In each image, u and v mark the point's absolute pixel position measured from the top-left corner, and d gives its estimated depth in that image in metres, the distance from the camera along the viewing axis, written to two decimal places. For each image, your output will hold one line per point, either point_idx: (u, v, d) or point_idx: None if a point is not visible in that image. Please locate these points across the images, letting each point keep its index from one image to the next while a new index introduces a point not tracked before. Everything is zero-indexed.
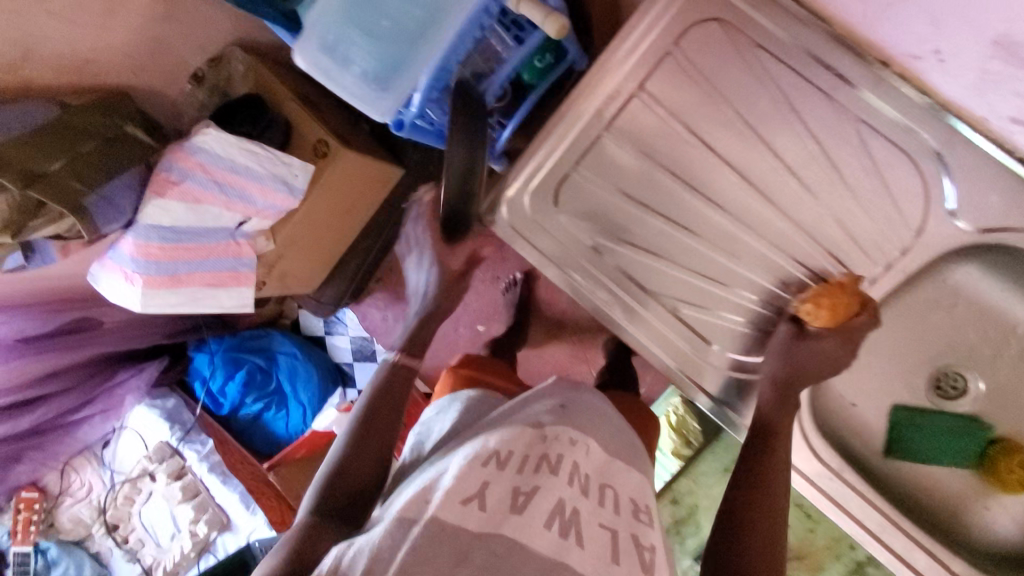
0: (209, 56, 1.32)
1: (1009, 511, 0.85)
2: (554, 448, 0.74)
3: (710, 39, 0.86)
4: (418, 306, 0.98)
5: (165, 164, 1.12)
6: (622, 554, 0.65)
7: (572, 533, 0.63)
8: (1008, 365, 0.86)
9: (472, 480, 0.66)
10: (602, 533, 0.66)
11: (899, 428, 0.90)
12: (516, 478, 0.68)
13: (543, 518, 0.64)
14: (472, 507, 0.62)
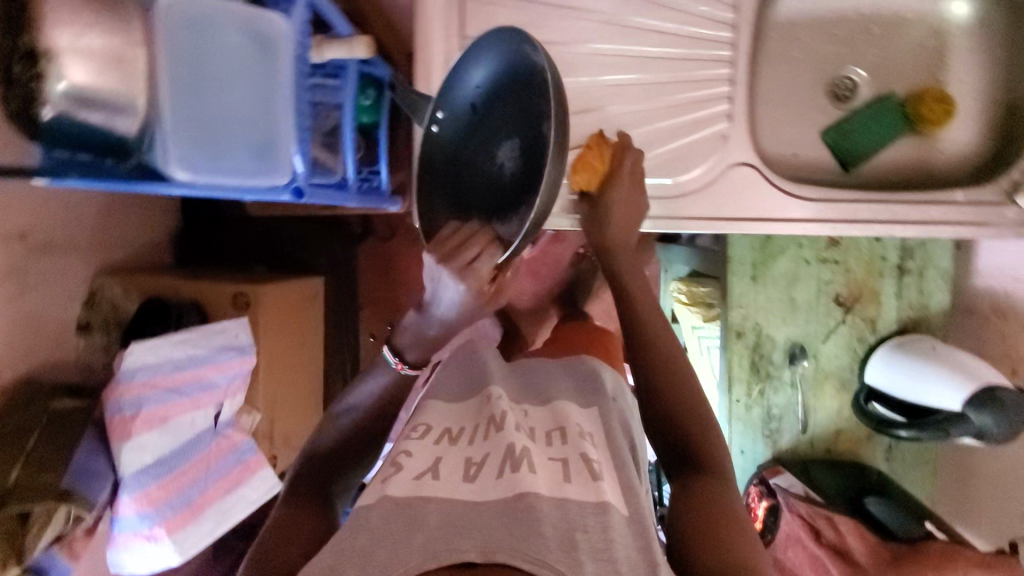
0: (81, 300, 1.26)
1: (957, 136, 0.93)
2: (497, 406, 0.72)
3: None
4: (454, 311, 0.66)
5: (110, 408, 1.05)
6: (573, 473, 0.64)
7: (521, 465, 0.61)
8: (869, 51, 0.96)
9: (422, 458, 0.66)
10: (554, 463, 0.64)
11: (841, 145, 0.96)
12: (466, 450, 0.67)
13: (492, 473, 0.62)
14: (425, 479, 0.63)
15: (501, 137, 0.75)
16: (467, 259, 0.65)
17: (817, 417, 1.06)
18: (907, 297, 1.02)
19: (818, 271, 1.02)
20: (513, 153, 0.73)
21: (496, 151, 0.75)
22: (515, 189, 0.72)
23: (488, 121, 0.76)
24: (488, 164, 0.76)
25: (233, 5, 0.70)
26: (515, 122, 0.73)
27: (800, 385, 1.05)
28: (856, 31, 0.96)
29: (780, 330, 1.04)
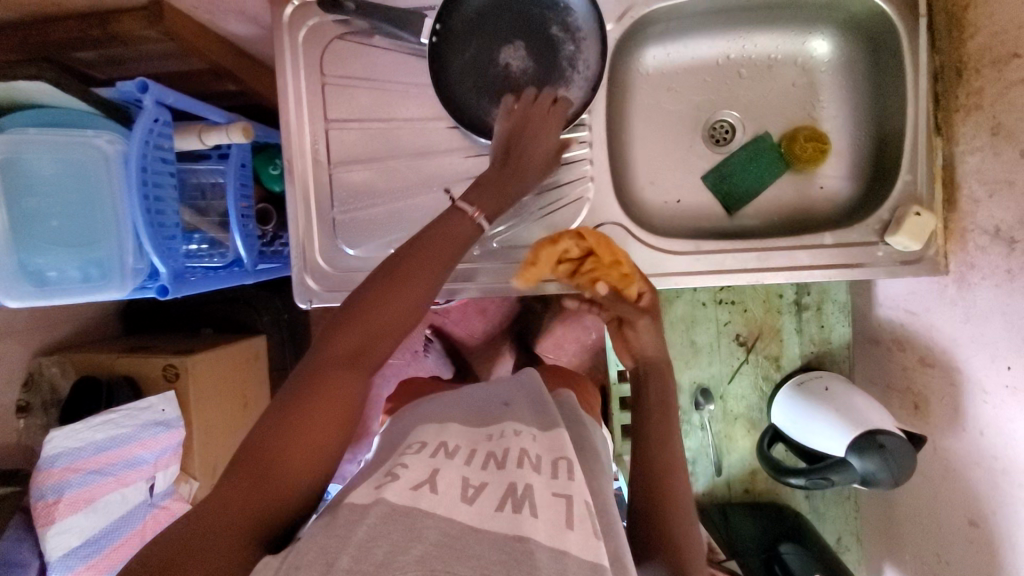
0: (18, 383, 1.29)
1: (832, 175, 0.94)
2: (502, 441, 0.71)
3: (344, 53, 0.87)
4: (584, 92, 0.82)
5: (34, 494, 1.09)
6: (576, 519, 0.60)
7: (524, 507, 0.59)
8: (742, 95, 0.96)
9: (420, 469, 0.64)
10: (556, 502, 0.61)
11: (724, 189, 0.97)
12: (466, 471, 0.65)
13: (493, 504, 0.60)
14: (422, 492, 0.59)
15: (502, 39, 0.84)
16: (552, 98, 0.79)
17: (729, 459, 1.05)
18: (808, 333, 1.01)
19: (716, 313, 1.02)
20: (528, 51, 0.84)
21: (498, 52, 0.84)
22: (535, 83, 0.84)
23: (485, 24, 0.84)
24: (494, 65, 0.84)
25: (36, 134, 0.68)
26: (518, 26, 0.84)
27: (709, 427, 1.04)
28: (727, 76, 0.96)
29: (684, 373, 1.03)
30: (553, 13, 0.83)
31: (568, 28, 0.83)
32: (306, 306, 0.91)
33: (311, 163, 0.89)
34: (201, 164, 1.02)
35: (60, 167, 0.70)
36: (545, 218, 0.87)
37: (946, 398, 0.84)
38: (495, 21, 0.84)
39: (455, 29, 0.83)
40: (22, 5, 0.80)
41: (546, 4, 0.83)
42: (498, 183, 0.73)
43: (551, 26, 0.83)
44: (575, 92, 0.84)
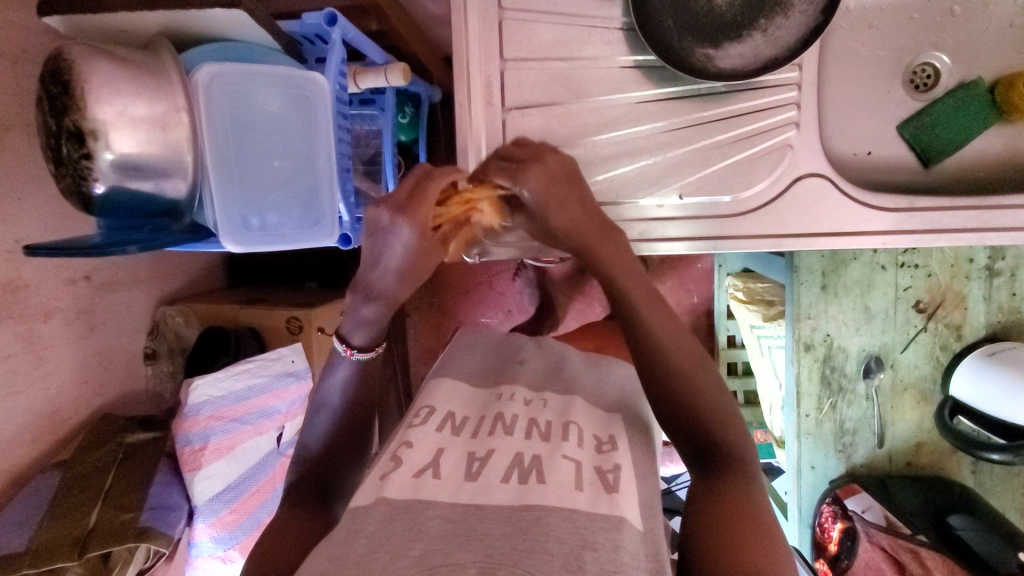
0: (145, 330, 1.30)
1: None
2: (508, 407, 0.66)
3: None
4: (796, 26, 0.76)
5: (179, 440, 1.09)
6: (586, 481, 0.55)
7: (531, 476, 0.55)
8: (953, 39, 0.87)
9: (425, 450, 0.60)
10: (567, 464, 0.57)
11: (924, 142, 0.87)
12: (470, 444, 0.61)
13: (499, 474, 0.56)
14: (425, 477, 0.55)
15: None
16: (745, 66, 0.78)
17: (894, 430, 1.00)
18: (997, 300, 0.93)
19: (896, 277, 0.94)
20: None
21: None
22: (746, 16, 0.77)
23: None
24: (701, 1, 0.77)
25: (279, 73, 0.71)
26: None
27: (876, 398, 0.99)
28: (938, 14, 0.86)
29: (852, 341, 0.97)
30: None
31: None
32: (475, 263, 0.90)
33: (482, 107, 0.83)
34: (353, 109, 0.97)
35: (286, 103, 0.73)
36: (738, 168, 0.80)
37: None
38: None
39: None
40: None
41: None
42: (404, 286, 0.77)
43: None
44: (800, 19, 0.76)
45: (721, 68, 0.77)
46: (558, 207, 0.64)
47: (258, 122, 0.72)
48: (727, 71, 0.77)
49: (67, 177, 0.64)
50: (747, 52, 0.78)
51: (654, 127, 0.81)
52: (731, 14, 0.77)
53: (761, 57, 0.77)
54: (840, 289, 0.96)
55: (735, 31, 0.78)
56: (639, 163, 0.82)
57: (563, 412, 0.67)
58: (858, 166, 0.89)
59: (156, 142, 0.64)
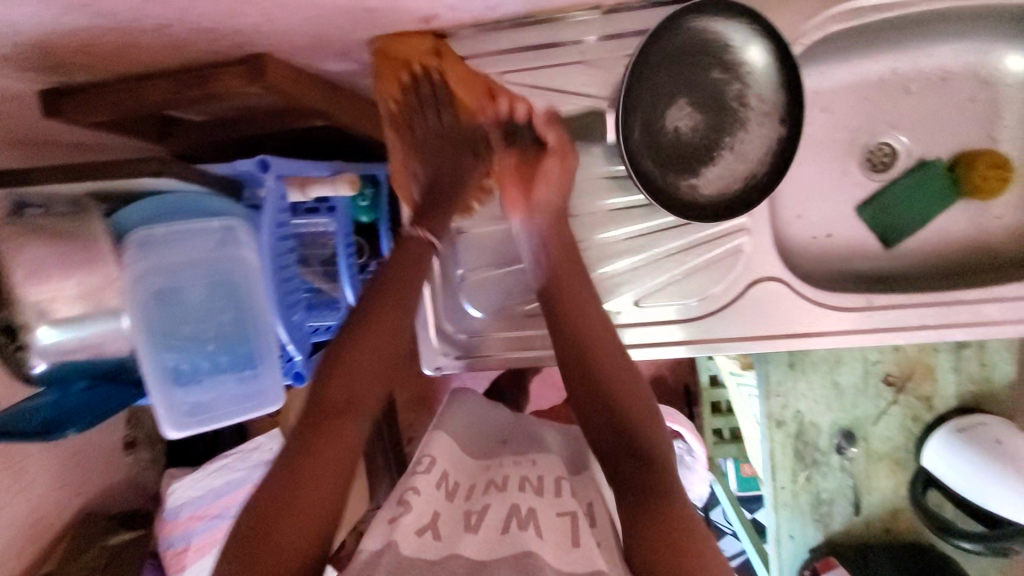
0: (126, 421, 1.31)
1: (1009, 205, 0.83)
2: (503, 471, 0.71)
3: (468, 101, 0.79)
4: (765, 147, 0.76)
5: (164, 543, 1.10)
6: (582, 535, 0.58)
7: (528, 526, 0.58)
8: (909, 115, 0.84)
9: (422, 510, 0.62)
10: (560, 522, 0.60)
11: (882, 225, 0.86)
12: (464, 506, 0.66)
13: (496, 529, 0.59)
14: (427, 538, 0.58)
15: (670, 98, 0.73)
16: (728, 188, 0.77)
17: (870, 497, 1.00)
18: (966, 371, 0.93)
19: (863, 352, 0.94)
20: (699, 110, 0.75)
21: (670, 121, 0.74)
22: (714, 137, 0.76)
23: (648, 90, 0.71)
24: (668, 135, 0.74)
25: (206, 225, 0.65)
26: (677, 78, 0.72)
27: (850, 469, 0.98)
28: (894, 92, 0.84)
29: (825, 415, 0.97)
30: (715, 57, 0.72)
31: (731, 66, 0.73)
32: (432, 372, 0.90)
33: None
34: (305, 215, 0.95)
35: (210, 289, 0.66)
36: (692, 271, 0.79)
37: None
38: (656, 83, 0.71)
39: (628, 107, 0.70)
40: (120, 65, 0.74)
41: (714, 52, 0.72)
42: (439, 207, 0.77)
43: (714, 72, 0.73)
44: (766, 138, 0.76)
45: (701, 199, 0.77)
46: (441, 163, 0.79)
47: (183, 278, 0.65)
48: (715, 196, 0.76)
49: (12, 361, 0.65)
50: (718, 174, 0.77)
51: (611, 232, 0.80)
52: (699, 135, 0.75)
53: (743, 172, 0.77)
54: (806, 366, 0.96)
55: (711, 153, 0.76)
56: (595, 271, 0.81)
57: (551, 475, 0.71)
58: (818, 250, 0.88)
59: (88, 316, 0.64)
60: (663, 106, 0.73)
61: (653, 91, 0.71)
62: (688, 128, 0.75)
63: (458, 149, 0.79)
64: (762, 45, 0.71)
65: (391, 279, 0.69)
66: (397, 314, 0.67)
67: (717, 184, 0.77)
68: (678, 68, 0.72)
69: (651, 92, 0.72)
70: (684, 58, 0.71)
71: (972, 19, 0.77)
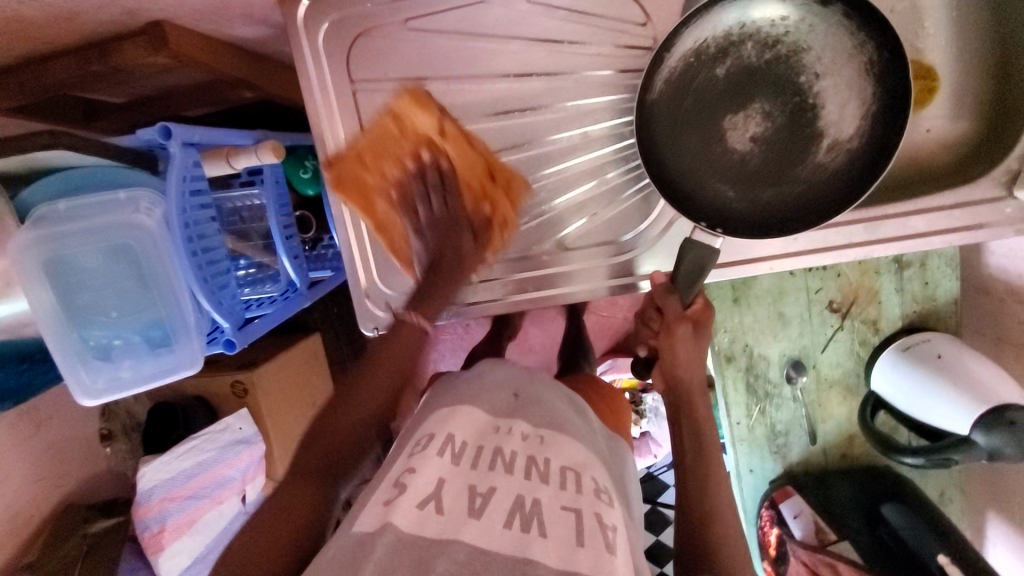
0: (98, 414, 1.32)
1: (939, 115, 0.79)
2: (508, 440, 0.65)
3: (375, 52, 0.77)
4: (846, 129, 0.75)
5: (140, 526, 1.12)
6: (587, 535, 0.57)
7: (532, 525, 0.56)
8: None
9: (428, 477, 0.59)
10: (564, 515, 0.58)
11: None
12: (471, 476, 0.60)
13: (500, 518, 0.56)
14: (428, 511, 0.56)
15: (726, 110, 0.76)
16: (835, 144, 0.76)
17: (825, 426, 1.01)
18: (911, 291, 0.92)
19: (806, 281, 0.94)
20: (757, 105, 0.75)
21: (737, 146, 0.76)
22: (792, 129, 0.76)
23: (725, 174, 0.77)
24: (750, 162, 0.77)
25: (112, 198, 0.65)
26: (718, 87, 0.75)
27: (802, 399, 0.99)
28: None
29: (774, 346, 0.97)
30: (740, 48, 0.73)
31: (764, 44, 0.74)
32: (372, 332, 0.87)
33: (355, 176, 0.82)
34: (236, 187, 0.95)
35: (121, 262, 0.66)
36: (629, 213, 0.82)
37: None
38: (695, 141, 0.77)
39: (679, 188, 0.77)
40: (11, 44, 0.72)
41: (706, 66, 0.74)
42: (436, 288, 0.70)
43: (722, 68, 0.74)
44: (847, 72, 0.74)
45: (833, 165, 0.77)
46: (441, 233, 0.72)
47: (91, 252, 0.65)
48: (824, 167, 0.76)
49: None
50: (828, 142, 0.76)
51: (549, 186, 0.82)
52: (761, 127, 0.76)
53: (839, 151, 0.76)
54: (749, 298, 0.96)
55: (794, 135, 0.76)
56: (534, 210, 0.82)
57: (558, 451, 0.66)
58: None
59: (6, 296, 0.65)
60: (716, 114, 0.76)
61: (699, 108, 0.76)
62: (755, 127, 0.76)
63: (459, 230, 0.71)
64: (739, 10, 0.72)
65: (383, 348, 0.67)
66: (408, 371, 0.67)
67: (813, 166, 0.76)
68: (711, 68, 0.74)
69: (697, 106, 0.76)
70: (689, 95, 0.75)
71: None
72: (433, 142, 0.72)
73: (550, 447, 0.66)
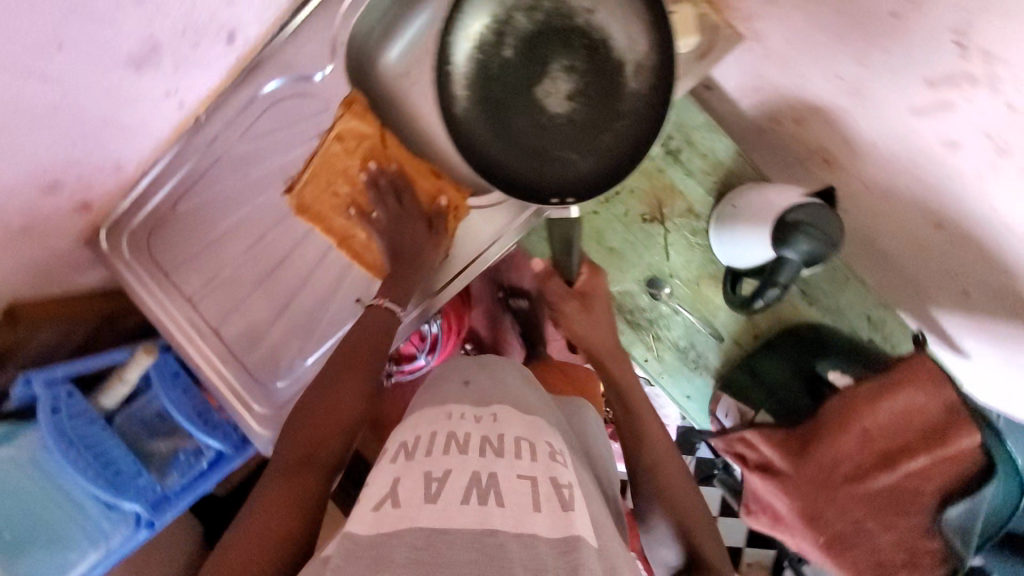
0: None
1: (624, 39, 0.80)
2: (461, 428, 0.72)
3: (167, 238, 0.94)
4: (633, 54, 0.80)
5: None
6: (543, 500, 0.60)
7: (490, 498, 0.58)
8: None
9: (382, 483, 0.62)
10: (521, 483, 0.61)
11: None
12: (426, 464, 0.64)
13: (457, 498, 0.58)
14: (383, 507, 0.57)
15: (530, 85, 0.84)
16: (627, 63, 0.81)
17: (722, 321, 1.00)
18: (701, 168, 0.96)
19: (611, 211, 1.00)
20: (556, 66, 0.83)
21: (556, 109, 0.84)
22: (596, 74, 0.83)
23: (563, 140, 0.84)
24: (574, 116, 0.84)
25: None
26: (514, 69, 0.84)
27: (681, 308, 1.00)
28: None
29: (626, 277, 1.01)
30: (510, 32, 0.83)
31: (529, 16, 0.82)
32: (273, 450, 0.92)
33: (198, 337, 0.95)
34: (142, 396, 1.08)
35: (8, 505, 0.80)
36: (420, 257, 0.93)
37: (840, 140, 0.78)
38: (520, 119, 0.84)
39: (525, 164, 0.85)
40: None
41: (492, 56, 0.84)
42: (403, 279, 0.86)
43: (507, 49, 0.83)
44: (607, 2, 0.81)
45: (645, 86, 0.81)
46: (400, 231, 0.87)
47: None
48: (634, 92, 0.82)
49: None
50: (630, 67, 0.81)
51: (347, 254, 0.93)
52: (565, 84, 0.83)
53: (638, 76, 0.81)
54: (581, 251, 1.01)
55: (598, 75, 0.82)
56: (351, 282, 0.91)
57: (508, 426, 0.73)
58: None
59: None
60: (522, 91, 0.84)
61: (506, 96, 0.85)
62: (564, 87, 0.83)
63: (412, 222, 0.88)
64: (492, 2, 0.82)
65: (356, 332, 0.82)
66: (371, 362, 0.80)
67: (625, 100, 0.82)
68: (498, 57, 0.84)
69: (506, 96, 0.85)
70: (498, 86, 0.85)
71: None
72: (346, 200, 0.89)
73: (499, 426, 0.71)
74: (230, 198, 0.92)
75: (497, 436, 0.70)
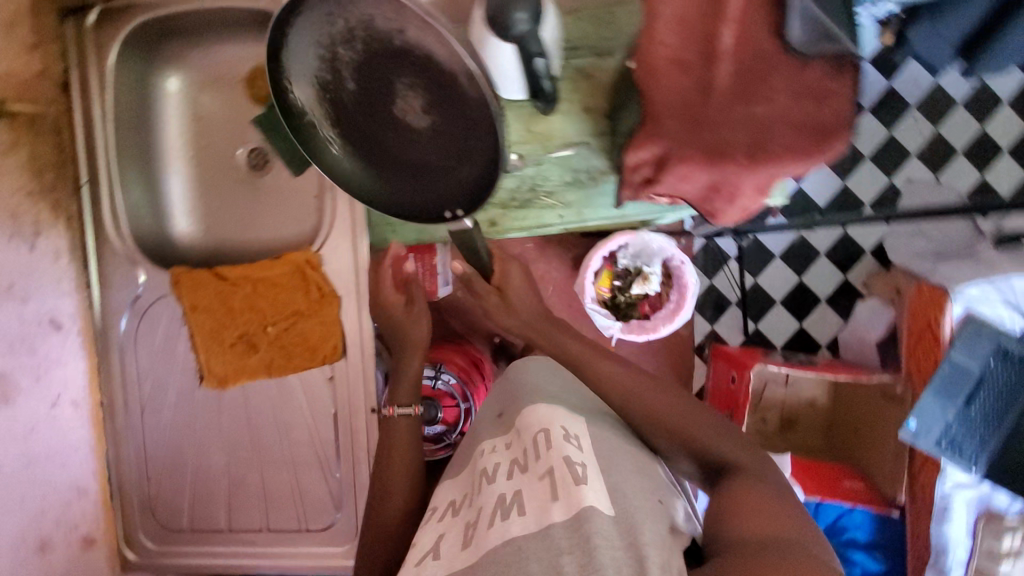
0: None
1: (411, 107, 0.67)
2: (488, 459, 0.69)
3: (169, 506, 0.97)
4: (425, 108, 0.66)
5: None
6: (560, 485, 0.57)
7: (511, 512, 0.57)
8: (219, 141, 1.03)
9: (427, 542, 0.63)
10: (541, 484, 0.59)
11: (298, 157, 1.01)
12: (461, 517, 0.63)
13: (484, 528, 0.57)
14: (426, 561, 0.58)
15: (394, 104, 0.68)
16: (415, 109, 0.67)
17: (573, 132, 1.01)
18: None
19: None
20: (400, 82, 0.66)
21: (416, 125, 0.68)
22: (439, 91, 0.64)
23: (432, 153, 0.70)
24: (433, 131, 0.68)
25: None
26: (379, 97, 0.69)
27: (539, 156, 1.01)
28: (196, 150, 1.03)
29: None
30: (337, 47, 0.68)
31: (332, 43, 0.67)
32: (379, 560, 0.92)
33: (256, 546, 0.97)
34: None
35: None
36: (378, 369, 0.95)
37: None
38: (390, 144, 0.72)
39: (407, 193, 0.75)
40: None
41: (335, 90, 0.70)
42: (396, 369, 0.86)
43: (347, 80, 0.69)
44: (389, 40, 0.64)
45: (425, 122, 0.68)
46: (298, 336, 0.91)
47: None
48: (464, 125, 0.64)
49: None
50: (409, 113, 0.68)
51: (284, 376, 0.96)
52: (415, 103, 0.66)
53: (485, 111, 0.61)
54: None
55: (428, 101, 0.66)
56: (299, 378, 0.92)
57: (528, 428, 0.69)
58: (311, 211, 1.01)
59: None
60: (383, 188, 0.76)
61: (354, 129, 0.74)
62: (414, 100, 0.66)
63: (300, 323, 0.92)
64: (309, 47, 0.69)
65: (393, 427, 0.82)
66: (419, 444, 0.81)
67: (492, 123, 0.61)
68: (343, 74, 0.69)
69: (363, 125, 0.73)
70: (358, 111, 0.71)
71: (132, 117, 0.97)
72: (251, 341, 0.93)
73: (520, 435, 0.68)
74: (175, 430, 0.96)
75: (518, 448, 0.68)
